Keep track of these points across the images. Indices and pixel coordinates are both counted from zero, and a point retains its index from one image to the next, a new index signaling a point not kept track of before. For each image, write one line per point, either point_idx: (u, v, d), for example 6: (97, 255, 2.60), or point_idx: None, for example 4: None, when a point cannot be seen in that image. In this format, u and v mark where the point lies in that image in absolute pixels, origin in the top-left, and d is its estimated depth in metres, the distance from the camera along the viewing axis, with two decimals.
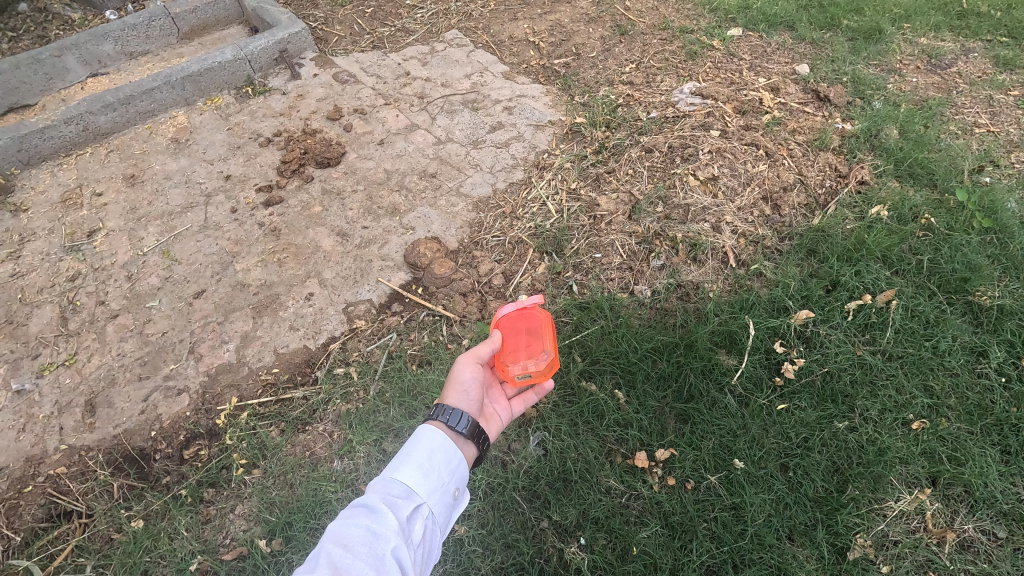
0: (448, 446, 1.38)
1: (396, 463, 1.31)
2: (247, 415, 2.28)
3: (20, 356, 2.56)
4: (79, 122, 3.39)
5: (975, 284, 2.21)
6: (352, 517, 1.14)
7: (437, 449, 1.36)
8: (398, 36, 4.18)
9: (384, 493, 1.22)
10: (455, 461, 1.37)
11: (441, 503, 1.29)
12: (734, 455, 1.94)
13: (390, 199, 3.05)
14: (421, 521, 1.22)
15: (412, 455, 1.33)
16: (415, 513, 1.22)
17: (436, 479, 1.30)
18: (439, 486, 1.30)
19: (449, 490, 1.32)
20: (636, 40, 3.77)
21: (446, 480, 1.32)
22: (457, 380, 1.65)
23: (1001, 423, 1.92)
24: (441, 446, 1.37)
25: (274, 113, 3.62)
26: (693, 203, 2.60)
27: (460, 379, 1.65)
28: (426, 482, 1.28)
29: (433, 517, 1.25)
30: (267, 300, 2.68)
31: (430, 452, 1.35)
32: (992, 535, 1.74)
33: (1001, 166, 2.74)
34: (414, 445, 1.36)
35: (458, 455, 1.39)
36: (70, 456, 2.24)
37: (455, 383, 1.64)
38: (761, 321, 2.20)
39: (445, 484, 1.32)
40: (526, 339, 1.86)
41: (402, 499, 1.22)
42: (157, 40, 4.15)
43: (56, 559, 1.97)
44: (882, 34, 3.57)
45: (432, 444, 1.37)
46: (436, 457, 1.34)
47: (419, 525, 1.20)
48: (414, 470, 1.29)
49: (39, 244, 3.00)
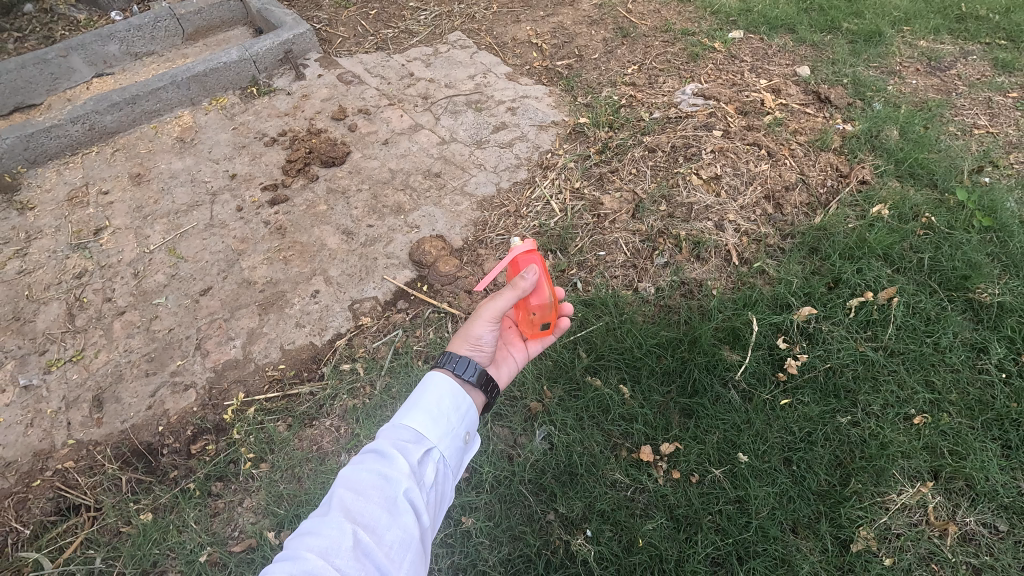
0: (456, 392, 1.36)
1: (406, 409, 1.30)
2: (255, 410, 2.30)
3: (28, 352, 2.58)
4: (86, 121, 3.42)
5: (975, 281, 2.24)
6: (363, 463, 1.17)
7: (445, 395, 1.34)
8: (402, 37, 4.21)
9: (394, 439, 1.23)
10: (464, 406, 1.35)
11: (451, 447, 1.29)
12: (737, 449, 1.96)
13: (395, 198, 3.07)
14: (432, 465, 1.23)
15: (420, 402, 1.32)
16: (426, 457, 1.23)
17: (446, 424, 1.30)
18: (449, 431, 1.30)
19: (459, 434, 1.32)
20: (638, 42, 3.80)
21: (456, 425, 1.32)
22: (474, 337, 1.52)
23: (1001, 418, 1.95)
24: (449, 393, 1.35)
25: (279, 112, 3.65)
26: (696, 202, 2.62)
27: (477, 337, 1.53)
28: (436, 427, 1.28)
29: (445, 460, 1.26)
30: (273, 297, 2.70)
31: (438, 398, 1.33)
32: (993, 528, 1.77)
33: (1001, 166, 2.77)
34: (422, 391, 1.34)
35: (467, 400, 1.37)
36: (78, 450, 2.25)
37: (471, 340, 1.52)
38: (765, 317, 2.22)
39: (456, 428, 1.31)
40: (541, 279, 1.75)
41: (411, 444, 1.23)
42: (162, 41, 4.18)
43: (65, 552, 1.98)
44: (882, 36, 3.61)
45: (440, 390, 1.35)
46: (445, 403, 1.33)
47: (430, 469, 1.22)
48: (422, 416, 1.29)
49: (46, 242, 3.01)
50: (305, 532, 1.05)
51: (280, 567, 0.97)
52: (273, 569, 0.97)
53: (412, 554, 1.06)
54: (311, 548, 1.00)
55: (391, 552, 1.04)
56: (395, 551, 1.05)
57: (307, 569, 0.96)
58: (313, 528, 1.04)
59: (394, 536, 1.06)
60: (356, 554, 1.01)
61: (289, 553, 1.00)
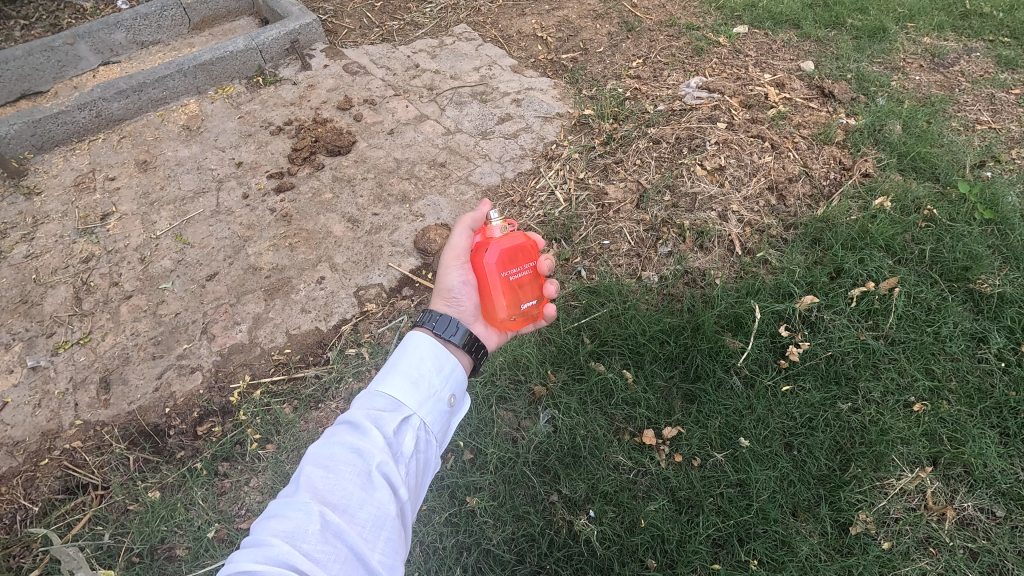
0: (439, 353, 1.32)
1: (383, 375, 1.26)
2: (261, 392, 2.32)
3: (35, 334, 2.60)
4: (93, 107, 3.43)
5: (976, 272, 2.27)
6: (335, 436, 1.14)
7: (426, 357, 1.30)
8: (408, 29, 4.23)
9: (369, 408, 1.19)
10: (448, 368, 1.31)
11: (434, 413, 1.24)
12: (739, 434, 1.99)
13: (401, 187, 3.09)
14: (411, 433, 1.19)
15: (398, 366, 1.27)
16: (404, 426, 1.19)
17: (426, 389, 1.25)
18: (431, 396, 1.25)
19: (443, 398, 1.27)
20: (643, 36, 3.80)
21: (439, 388, 1.27)
22: (445, 285, 1.64)
23: (1000, 406, 1.98)
24: (431, 354, 1.30)
25: (285, 102, 3.66)
26: (700, 192, 2.64)
27: (448, 285, 1.64)
28: (416, 393, 1.23)
29: (426, 427, 1.22)
30: (279, 283, 2.71)
31: (419, 360, 1.29)
32: (990, 514, 1.80)
33: (1002, 161, 2.79)
34: (402, 354, 1.30)
35: (451, 361, 1.32)
36: (86, 431, 2.27)
37: (443, 290, 1.63)
38: (767, 305, 2.24)
39: (439, 392, 1.27)
40: (518, 262, 1.68)
41: (387, 413, 1.19)
42: (169, 30, 4.18)
43: (74, 528, 2.01)
44: (886, 33, 3.62)
45: (421, 352, 1.31)
46: (425, 366, 1.28)
47: (409, 438, 1.18)
48: (400, 382, 1.24)
49: (53, 226, 3.03)
50: (271, 515, 1.01)
51: (244, 555, 0.94)
52: (236, 558, 0.94)
53: (387, 532, 1.03)
54: (276, 533, 0.96)
55: (364, 531, 1.01)
56: (368, 530, 1.01)
57: (271, 555, 0.93)
58: (280, 511, 1.01)
59: (367, 515, 1.02)
60: (324, 537, 0.97)
61: (254, 539, 0.97)
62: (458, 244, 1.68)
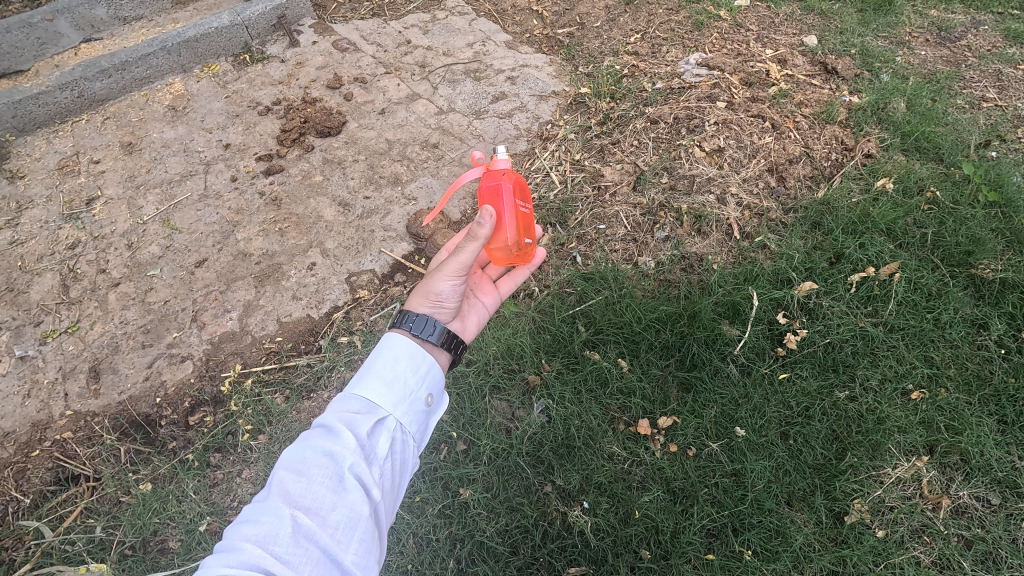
0: (415, 352, 1.28)
1: (360, 378, 1.22)
2: (252, 381, 2.30)
3: (22, 323, 2.55)
4: (74, 87, 3.32)
5: (978, 257, 2.23)
6: (308, 440, 1.11)
7: (402, 356, 1.26)
8: (398, 3, 4.09)
9: (343, 411, 1.16)
10: (425, 366, 1.27)
11: (410, 413, 1.21)
12: (735, 422, 1.98)
13: (392, 169, 3.03)
14: (386, 434, 1.16)
15: (373, 367, 1.24)
16: (379, 427, 1.16)
17: (402, 389, 1.21)
18: (407, 395, 1.21)
19: (420, 397, 1.24)
20: (641, 9, 3.67)
21: (415, 388, 1.23)
22: (433, 290, 1.50)
23: (998, 394, 1.96)
24: (406, 353, 1.26)
25: (273, 81, 3.55)
26: (698, 174, 2.58)
27: (439, 292, 1.51)
28: (391, 394, 1.20)
29: (403, 428, 1.19)
30: (269, 270, 2.67)
31: (394, 361, 1.25)
32: (986, 502, 1.80)
33: (1009, 141, 2.72)
34: (378, 355, 1.26)
35: (428, 359, 1.28)
36: (76, 421, 2.25)
37: (430, 295, 1.50)
38: (766, 291, 2.20)
39: (415, 391, 1.23)
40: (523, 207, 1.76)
41: (361, 415, 1.16)
42: (152, 4, 4.04)
43: (66, 520, 2.00)
44: (892, 5, 3.50)
45: (397, 351, 1.27)
46: (401, 365, 1.24)
47: (384, 439, 1.15)
48: (375, 383, 1.20)
49: (38, 212, 2.96)
50: (244, 520, 0.99)
51: (215, 560, 0.93)
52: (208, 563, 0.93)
53: (361, 533, 1.00)
54: (248, 538, 0.95)
55: (336, 533, 0.98)
56: (341, 532, 0.99)
57: (243, 560, 0.91)
58: (252, 516, 0.99)
59: (339, 516, 1.00)
60: (296, 539, 0.95)
61: (225, 545, 0.95)
62: (466, 257, 1.51)
